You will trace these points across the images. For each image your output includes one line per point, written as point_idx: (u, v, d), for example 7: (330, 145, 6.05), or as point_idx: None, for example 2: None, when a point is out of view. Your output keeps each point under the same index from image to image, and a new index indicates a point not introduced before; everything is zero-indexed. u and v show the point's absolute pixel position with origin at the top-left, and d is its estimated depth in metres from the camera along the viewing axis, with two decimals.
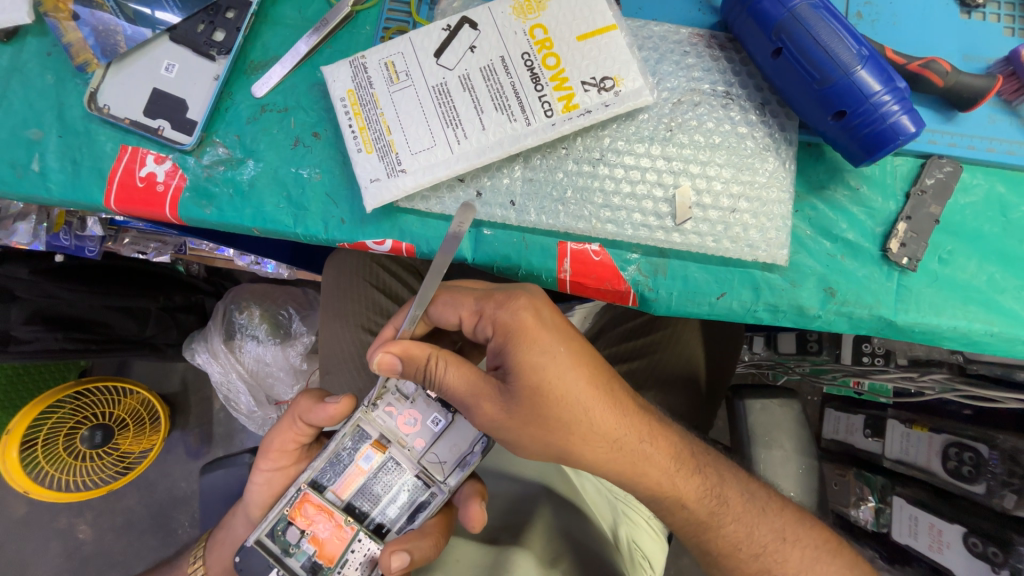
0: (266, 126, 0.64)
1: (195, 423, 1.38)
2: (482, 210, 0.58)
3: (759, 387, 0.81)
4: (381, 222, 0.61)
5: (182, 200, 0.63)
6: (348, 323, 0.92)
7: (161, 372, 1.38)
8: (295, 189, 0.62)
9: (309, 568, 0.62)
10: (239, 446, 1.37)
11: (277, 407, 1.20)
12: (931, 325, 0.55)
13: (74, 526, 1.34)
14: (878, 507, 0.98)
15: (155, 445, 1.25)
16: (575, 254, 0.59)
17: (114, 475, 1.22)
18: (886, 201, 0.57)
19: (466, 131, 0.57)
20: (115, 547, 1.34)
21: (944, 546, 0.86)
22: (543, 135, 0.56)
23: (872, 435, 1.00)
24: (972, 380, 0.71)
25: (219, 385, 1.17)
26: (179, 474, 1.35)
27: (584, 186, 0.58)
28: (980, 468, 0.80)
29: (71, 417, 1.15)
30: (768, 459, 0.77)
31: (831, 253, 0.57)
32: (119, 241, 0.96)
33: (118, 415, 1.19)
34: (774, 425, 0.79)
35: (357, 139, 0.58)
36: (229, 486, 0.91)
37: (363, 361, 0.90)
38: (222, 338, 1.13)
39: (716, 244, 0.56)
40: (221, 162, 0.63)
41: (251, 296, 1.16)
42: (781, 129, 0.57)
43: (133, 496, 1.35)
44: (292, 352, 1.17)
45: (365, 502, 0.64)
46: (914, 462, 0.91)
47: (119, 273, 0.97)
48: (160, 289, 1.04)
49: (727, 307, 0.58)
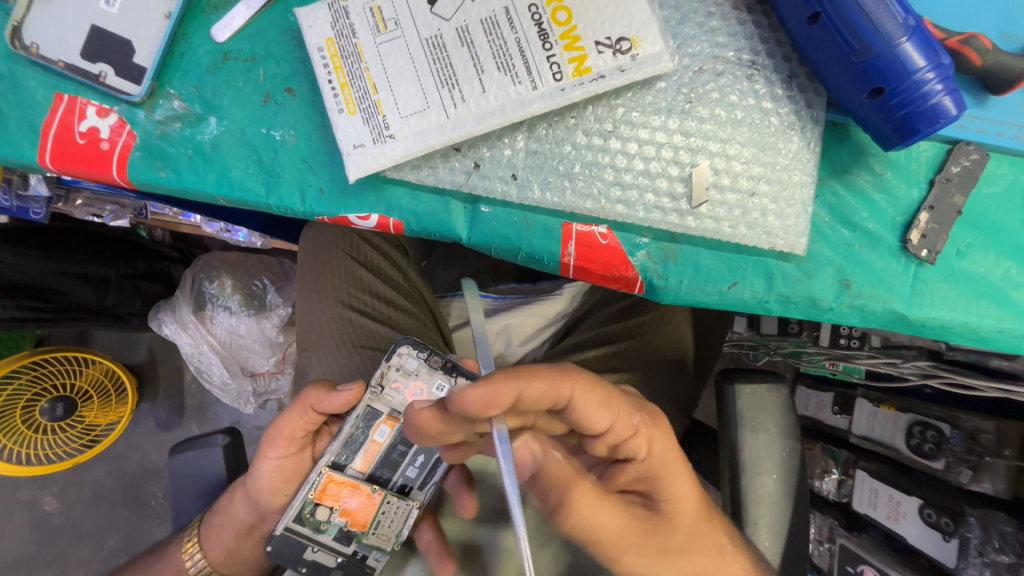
0: (230, 77, 0.55)
1: (165, 395, 1.31)
2: (480, 184, 0.53)
3: (749, 370, 0.76)
4: (366, 194, 0.54)
5: (132, 160, 0.54)
6: (327, 297, 0.86)
7: (126, 343, 1.29)
8: (265, 153, 0.55)
9: (341, 539, 0.66)
10: (213, 419, 1.31)
11: (252, 380, 1.14)
12: (942, 320, 0.53)
13: (40, 498, 1.28)
14: (841, 479, 1.01)
15: (122, 417, 1.19)
16: (581, 236, 0.54)
17: (80, 448, 1.15)
18: (909, 189, 0.54)
19: (463, 93, 0.50)
20: (85, 519, 1.28)
21: (900, 515, 0.87)
22: (551, 102, 0.49)
23: (840, 412, 1.01)
24: (953, 367, 0.71)
25: (189, 357, 1.10)
26: (150, 447, 1.30)
27: (594, 162, 0.52)
28: (942, 445, 0.81)
29: (29, 389, 1.05)
30: (754, 444, 0.73)
31: (849, 243, 0.54)
32: (70, 203, 0.81)
33: (81, 387, 1.11)
34: (760, 409, 0.74)
35: (339, 97, 0.51)
36: (201, 468, 0.81)
37: (344, 338, 0.85)
38: (191, 309, 1.06)
39: (732, 230, 0.52)
40: (178, 118, 0.55)
41: (223, 265, 1.08)
42: (807, 105, 0.52)
43: (101, 468, 1.29)
44: (267, 324, 1.09)
45: (386, 470, 0.67)
46: (880, 439, 0.92)
47: (70, 238, 0.88)
48: (120, 256, 0.97)
49: (738, 297, 0.55)
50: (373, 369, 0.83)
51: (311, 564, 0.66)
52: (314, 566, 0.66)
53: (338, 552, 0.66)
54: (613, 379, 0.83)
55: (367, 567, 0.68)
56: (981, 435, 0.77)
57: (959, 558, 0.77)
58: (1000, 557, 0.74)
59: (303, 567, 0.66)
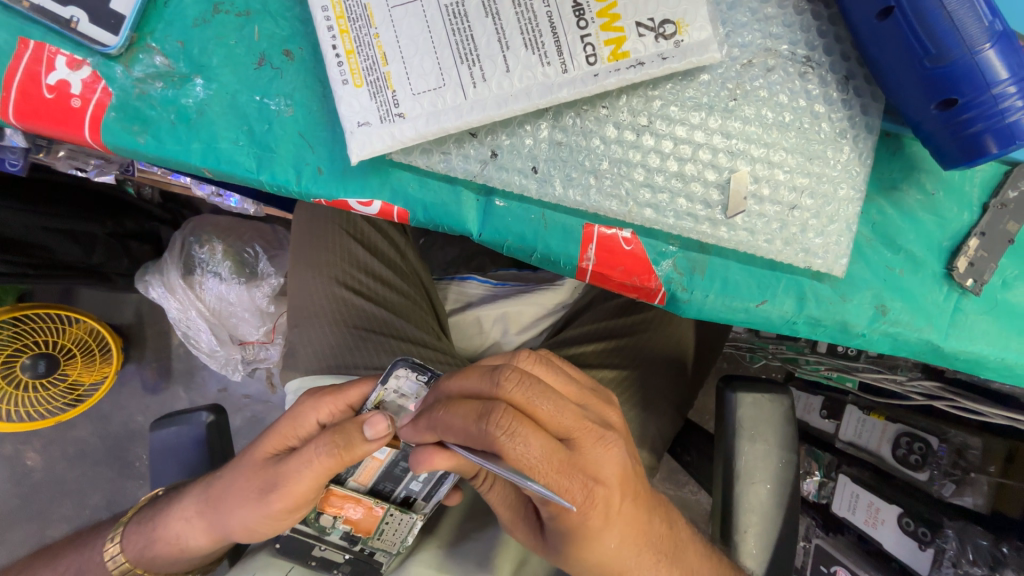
0: (221, 33, 0.49)
1: (152, 357, 1.27)
2: (496, 176, 0.47)
3: (749, 378, 0.68)
4: (369, 178, 0.49)
5: (106, 122, 0.48)
6: (321, 274, 0.81)
7: (111, 303, 1.24)
8: (258, 124, 0.49)
9: (347, 539, 0.70)
10: (201, 384, 1.27)
11: (241, 348, 1.10)
12: (976, 354, 0.50)
13: (22, 452, 1.24)
14: (823, 481, 0.99)
15: (109, 376, 1.14)
16: (603, 240, 0.49)
17: (64, 405, 1.12)
18: (961, 212, 0.50)
19: (484, 72, 0.44)
20: (68, 476, 1.25)
21: (879, 522, 0.86)
22: (582, 89, 0.44)
23: (829, 416, 0.98)
24: (959, 391, 0.62)
25: (177, 323, 1.05)
26: (136, 409, 1.26)
27: (624, 159, 0.47)
28: (928, 457, 0.78)
29: (9, 345, 1.00)
30: (750, 454, 0.65)
31: (890, 266, 0.50)
32: (53, 154, 0.68)
33: (65, 345, 1.06)
34: (761, 420, 0.66)
35: (343, 67, 0.45)
36: (181, 446, 0.75)
37: (338, 318, 0.81)
38: (179, 273, 1.00)
39: (768, 244, 0.48)
40: (160, 77, 0.49)
41: (214, 230, 1.03)
42: (863, 111, 0.47)
43: (85, 427, 1.26)
44: (258, 294, 1.04)
45: (388, 483, 0.66)
46: (865, 446, 0.90)
47: (59, 191, 0.81)
48: (109, 214, 0.90)
49: (765, 315, 0.51)
50: (368, 352, 0.78)
51: (320, 560, 0.70)
52: (323, 562, 0.71)
53: (345, 550, 0.70)
54: (611, 375, 0.79)
55: (375, 564, 0.72)
56: (969, 451, 0.74)
57: (932, 568, 0.76)
58: (973, 569, 0.71)
59: (312, 562, 0.71)
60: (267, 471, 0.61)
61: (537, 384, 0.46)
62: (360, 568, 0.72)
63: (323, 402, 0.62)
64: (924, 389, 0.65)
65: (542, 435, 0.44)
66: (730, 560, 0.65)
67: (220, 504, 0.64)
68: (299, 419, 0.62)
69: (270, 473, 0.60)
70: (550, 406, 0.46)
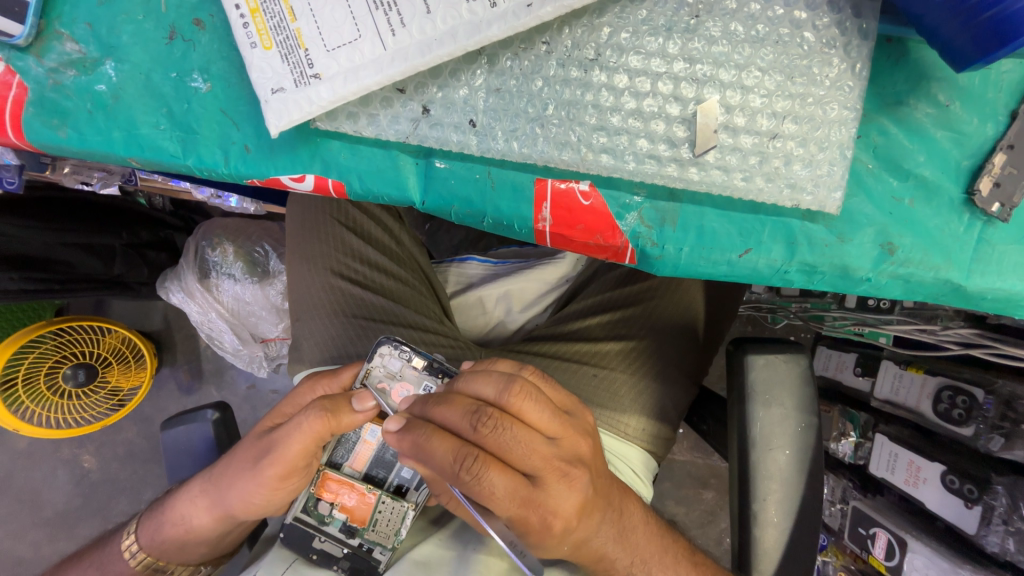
0: (127, 9, 0.45)
1: (183, 360, 1.30)
2: (431, 134, 0.43)
3: (761, 337, 0.62)
4: (299, 152, 0.46)
5: (26, 119, 0.45)
6: (316, 266, 0.79)
7: (139, 311, 1.27)
8: (177, 104, 0.45)
9: (345, 532, 0.68)
10: (230, 382, 1.30)
11: (263, 345, 1.10)
12: (1009, 291, 0.42)
13: (78, 455, 1.30)
14: (859, 441, 0.92)
15: (144, 381, 1.17)
16: (558, 197, 0.44)
17: (107, 410, 1.13)
18: (983, 124, 0.42)
19: (402, 14, 0.39)
20: (122, 475, 1.31)
21: (920, 481, 0.77)
22: (513, 22, 0.38)
23: (863, 373, 0.92)
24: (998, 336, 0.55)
25: (200, 324, 1.06)
26: (173, 410, 1.29)
27: (573, 101, 0.42)
28: (972, 411, 0.70)
29: (55, 354, 1.04)
30: (765, 420, 0.60)
31: (898, 196, 0.43)
32: (56, 170, 0.67)
33: (101, 354, 1.09)
34: (775, 383, 0.60)
35: (249, 28, 0.41)
36: (191, 446, 0.75)
37: (335, 309, 0.77)
38: (196, 277, 0.99)
39: (746, 182, 0.41)
40: (72, 65, 0.45)
41: (224, 231, 1.02)
42: (855, 13, 0.39)
43: (131, 429, 1.31)
44: (272, 291, 1.03)
45: (381, 469, 0.69)
46: (903, 402, 0.82)
47: (68, 207, 0.80)
48: (123, 224, 0.89)
49: (750, 266, 0.44)
50: (368, 340, 0.75)
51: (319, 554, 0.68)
52: (323, 556, 0.68)
53: (343, 544, 0.68)
54: (617, 347, 0.74)
55: (372, 561, 0.67)
56: (1018, 401, 0.65)
57: (981, 526, 0.68)
58: None
59: (312, 556, 0.68)
60: (262, 440, 0.62)
61: (537, 394, 0.48)
62: (359, 566, 0.68)
63: (319, 385, 0.65)
64: (960, 338, 0.58)
65: (513, 459, 0.46)
66: (745, 531, 0.59)
67: (219, 479, 0.65)
68: (297, 399, 0.66)
69: (263, 442, 0.61)
70: (523, 445, 0.46)
